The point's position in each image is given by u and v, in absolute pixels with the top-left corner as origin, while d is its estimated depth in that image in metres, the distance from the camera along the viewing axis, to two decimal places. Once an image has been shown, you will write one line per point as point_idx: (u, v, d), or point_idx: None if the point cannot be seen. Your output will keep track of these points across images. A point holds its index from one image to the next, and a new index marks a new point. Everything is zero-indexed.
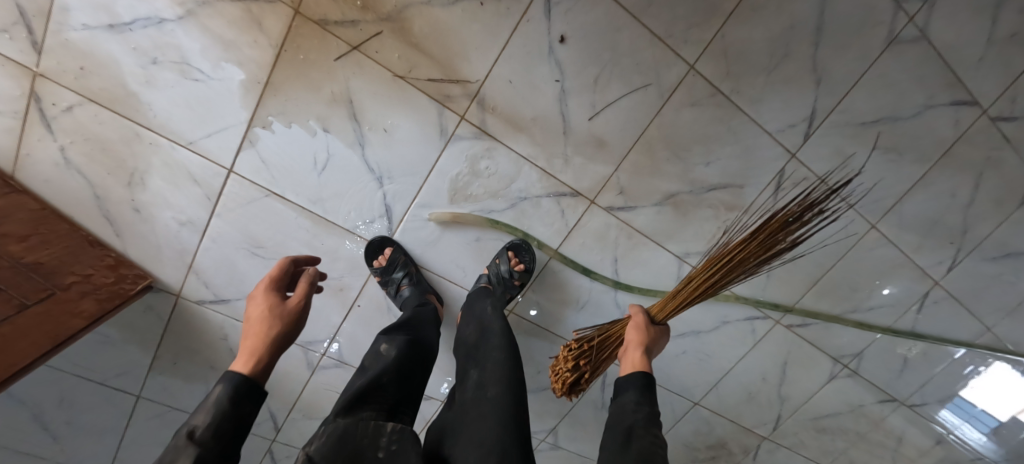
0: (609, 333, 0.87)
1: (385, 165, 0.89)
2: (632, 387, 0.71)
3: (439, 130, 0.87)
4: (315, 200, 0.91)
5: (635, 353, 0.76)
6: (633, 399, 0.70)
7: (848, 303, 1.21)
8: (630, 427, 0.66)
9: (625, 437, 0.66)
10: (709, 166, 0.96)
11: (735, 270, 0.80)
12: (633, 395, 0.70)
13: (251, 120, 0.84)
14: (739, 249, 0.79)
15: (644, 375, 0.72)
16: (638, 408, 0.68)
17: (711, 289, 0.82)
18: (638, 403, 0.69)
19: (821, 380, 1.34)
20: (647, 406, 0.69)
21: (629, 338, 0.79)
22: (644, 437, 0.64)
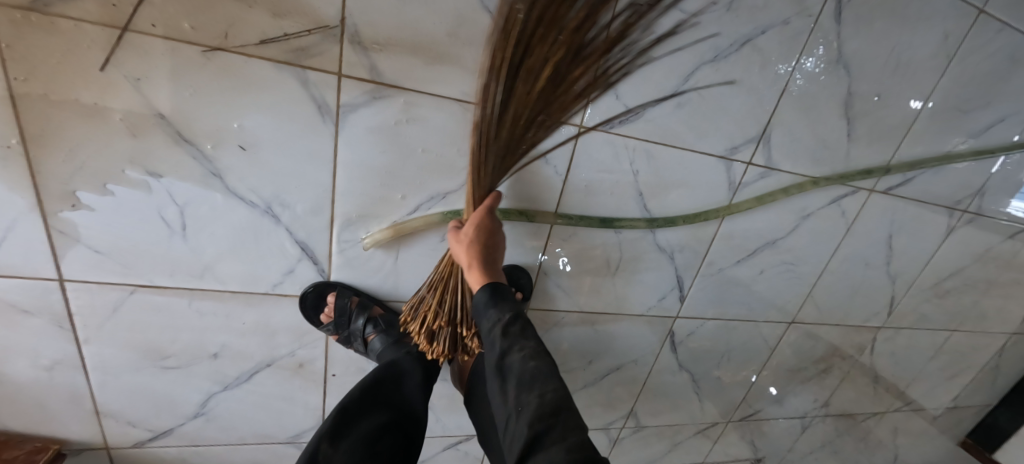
0: (438, 281, 0.64)
1: (267, 189, 0.59)
2: (488, 313, 0.56)
3: (317, 108, 0.56)
4: (198, 274, 0.62)
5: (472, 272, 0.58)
6: (494, 324, 0.55)
7: (959, 132, 0.88)
8: (504, 364, 0.52)
9: (497, 373, 0.53)
10: (732, 13, 0.63)
11: (527, 112, 0.57)
12: (491, 318, 0.55)
13: (39, 200, 0.53)
14: (497, 77, 0.53)
15: (488, 290, 0.56)
16: (500, 327, 0.54)
17: (512, 144, 0.58)
18: (501, 332, 0.54)
19: (937, 238, 1.04)
20: (516, 327, 0.55)
21: (457, 260, 0.59)
22: (522, 369, 0.51)
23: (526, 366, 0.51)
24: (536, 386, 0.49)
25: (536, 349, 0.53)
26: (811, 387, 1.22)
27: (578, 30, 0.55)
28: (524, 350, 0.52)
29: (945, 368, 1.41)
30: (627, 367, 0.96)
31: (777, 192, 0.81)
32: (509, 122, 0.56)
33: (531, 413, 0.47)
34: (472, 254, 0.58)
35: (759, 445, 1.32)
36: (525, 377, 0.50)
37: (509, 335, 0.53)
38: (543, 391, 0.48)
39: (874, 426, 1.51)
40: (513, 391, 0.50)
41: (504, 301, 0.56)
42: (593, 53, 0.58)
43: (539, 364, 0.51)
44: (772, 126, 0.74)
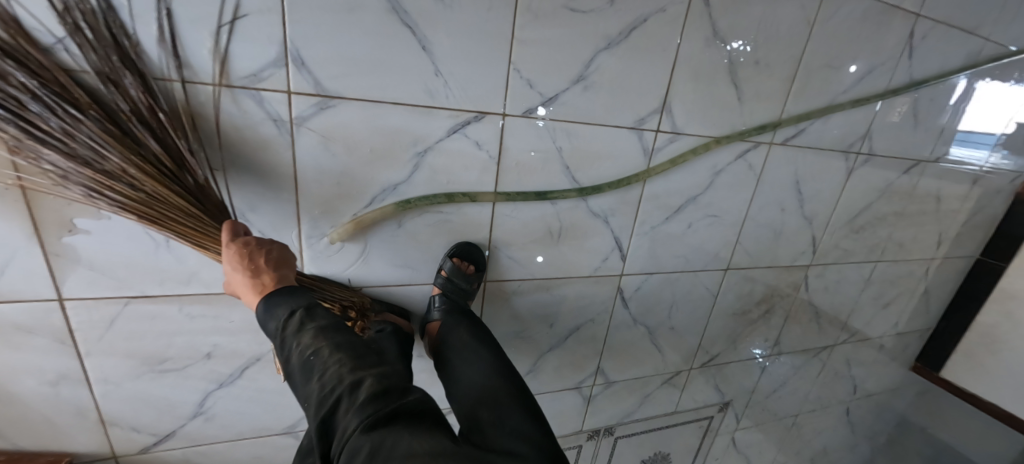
0: None
1: (238, 198, 0.68)
2: (269, 320, 0.59)
3: (273, 123, 0.65)
4: (185, 280, 0.70)
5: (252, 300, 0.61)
6: (274, 330, 0.59)
7: (834, 85, 1.03)
8: (289, 361, 0.58)
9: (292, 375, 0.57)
10: (615, 7, 0.75)
11: (179, 190, 0.59)
12: (274, 327, 0.59)
13: (34, 228, 0.61)
14: (112, 182, 0.56)
15: (264, 303, 0.60)
16: (279, 333, 0.59)
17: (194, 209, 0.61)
18: (279, 336, 0.58)
19: (840, 180, 1.19)
20: (292, 323, 0.59)
21: (241, 296, 0.62)
22: (303, 360, 0.56)
23: (309, 353, 0.57)
24: (318, 375, 0.55)
25: (314, 335, 0.58)
26: (759, 328, 1.36)
27: (128, 133, 0.56)
28: (301, 344, 0.57)
29: (877, 297, 1.58)
30: (586, 326, 1.07)
31: (686, 153, 0.94)
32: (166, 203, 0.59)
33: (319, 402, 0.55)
34: (240, 285, 0.61)
35: (724, 389, 1.45)
36: (306, 368, 0.56)
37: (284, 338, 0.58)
38: (326, 375, 0.55)
39: (827, 361, 1.66)
40: (301, 386, 0.56)
41: (277, 305, 0.60)
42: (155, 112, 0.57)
43: (319, 353, 0.57)
44: (670, 97, 0.87)
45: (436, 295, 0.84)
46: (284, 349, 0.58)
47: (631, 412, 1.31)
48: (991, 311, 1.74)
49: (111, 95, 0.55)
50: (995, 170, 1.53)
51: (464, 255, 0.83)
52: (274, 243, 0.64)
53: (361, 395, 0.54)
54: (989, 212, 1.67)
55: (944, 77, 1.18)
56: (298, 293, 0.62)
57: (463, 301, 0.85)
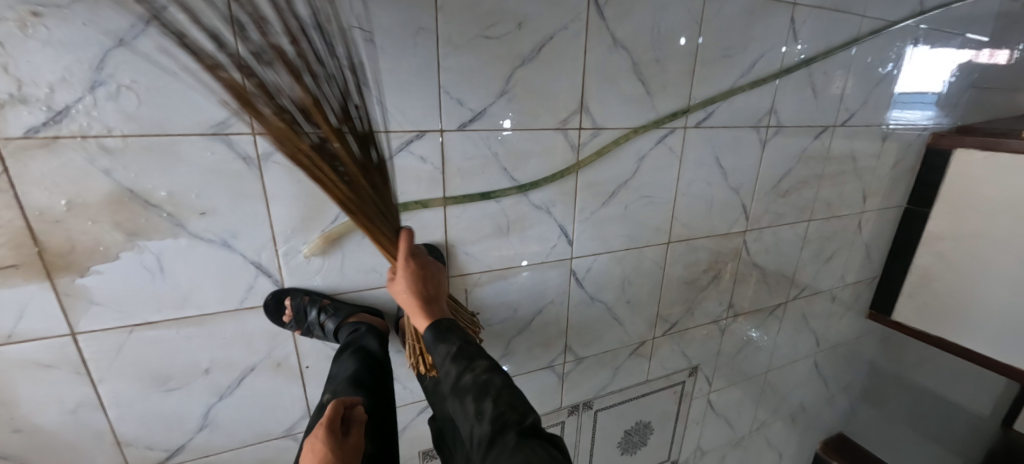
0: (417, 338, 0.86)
1: (220, 227, 0.79)
2: (439, 349, 0.72)
3: (243, 160, 0.77)
4: (181, 304, 0.81)
5: (418, 319, 0.76)
6: (444, 354, 0.72)
7: (732, 71, 1.19)
8: (461, 383, 0.69)
9: (456, 394, 0.69)
10: (523, 30, 0.90)
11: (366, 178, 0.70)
12: (443, 354, 0.72)
13: (49, 272, 0.72)
14: (324, 174, 0.66)
15: (432, 330, 0.74)
16: (451, 355, 0.71)
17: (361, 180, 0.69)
18: (450, 359, 0.71)
19: (756, 152, 1.35)
20: (463, 349, 0.72)
21: (407, 310, 0.78)
22: (475, 383, 0.68)
23: (478, 379, 0.68)
24: (488, 396, 0.66)
25: (483, 364, 0.71)
26: (711, 293, 1.50)
27: (322, 137, 0.64)
28: (474, 370, 0.69)
29: (818, 253, 1.74)
30: (548, 308, 1.19)
31: (609, 145, 1.08)
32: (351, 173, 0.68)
33: (489, 419, 0.65)
34: (414, 304, 0.76)
35: (691, 354, 1.58)
36: (478, 390, 0.67)
37: (460, 363, 0.70)
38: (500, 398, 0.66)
39: (784, 317, 1.81)
40: (470, 405, 0.67)
41: (448, 333, 0.73)
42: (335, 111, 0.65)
43: (491, 382, 0.68)
44: (587, 99, 1.02)
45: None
46: (456, 372, 0.70)
47: (606, 385, 1.43)
48: (924, 253, 1.91)
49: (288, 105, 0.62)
50: (902, 127, 1.72)
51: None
52: (439, 280, 0.81)
53: (523, 422, 0.65)
54: (908, 165, 1.85)
55: (832, 52, 1.36)
56: (450, 323, 0.77)
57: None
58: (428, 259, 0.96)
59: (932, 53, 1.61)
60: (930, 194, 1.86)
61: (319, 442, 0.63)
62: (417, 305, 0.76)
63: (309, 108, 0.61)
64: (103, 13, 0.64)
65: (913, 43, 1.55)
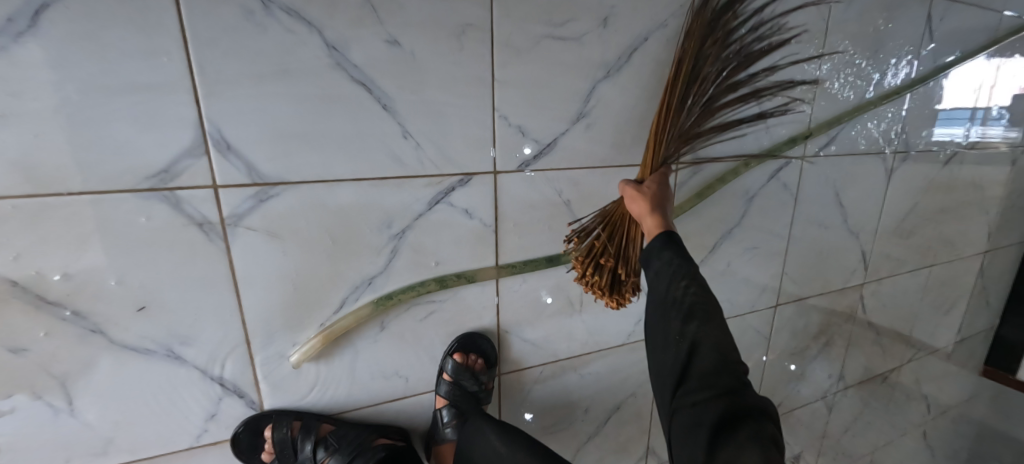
0: (609, 219, 0.64)
1: (161, 331, 0.51)
2: (661, 256, 0.54)
3: (198, 227, 0.50)
4: (104, 448, 0.53)
5: (648, 220, 0.58)
6: (662, 263, 0.54)
7: (860, 82, 0.91)
8: (672, 299, 0.52)
9: (662, 306, 0.53)
10: (608, 28, 0.63)
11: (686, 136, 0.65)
12: (663, 252, 0.54)
13: None
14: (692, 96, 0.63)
15: (666, 237, 0.55)
16: (672, 269, 0.53)
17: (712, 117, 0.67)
18: (668, 274, 0.53)
19: (881, 184, 1.05)
20: (685, 267, 0.52)
21: (634, 199, 0.59)
22: (689, 300, 0.51)
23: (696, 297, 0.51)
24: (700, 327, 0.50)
25: (703, 293, 0.52)
26: (820, 363, 1.17)
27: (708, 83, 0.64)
28: (689, 288, 0.52)
29: (937, 303, 1.40)
30: (628, 402, 0.88)
31: (713, 183, 0.79)
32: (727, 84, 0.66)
33: (688, 350, 0.49)
34: (652, 202, 0.58)
35: (793, 440, 1.24)
36: (690, 312, 0.51)
37: (687, 266, 0.52)
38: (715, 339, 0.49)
39: (896, 383, 1.45)
40: (671, 326, 0.51)
41: (678, 246, 0.54)
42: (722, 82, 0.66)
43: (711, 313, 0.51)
44: None
45: (443, 408, 0.67)
46: (667, 286, 0.53)
47: None
48: None
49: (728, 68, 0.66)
50: None
51: (468, 348, 0.67)
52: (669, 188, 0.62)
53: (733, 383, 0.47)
54: None
55: (970, 57, 1.06)
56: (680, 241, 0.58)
57: (475, 414, 0.66)
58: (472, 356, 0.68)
59: None
60: None
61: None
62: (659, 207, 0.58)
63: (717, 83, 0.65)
64: None
65: None
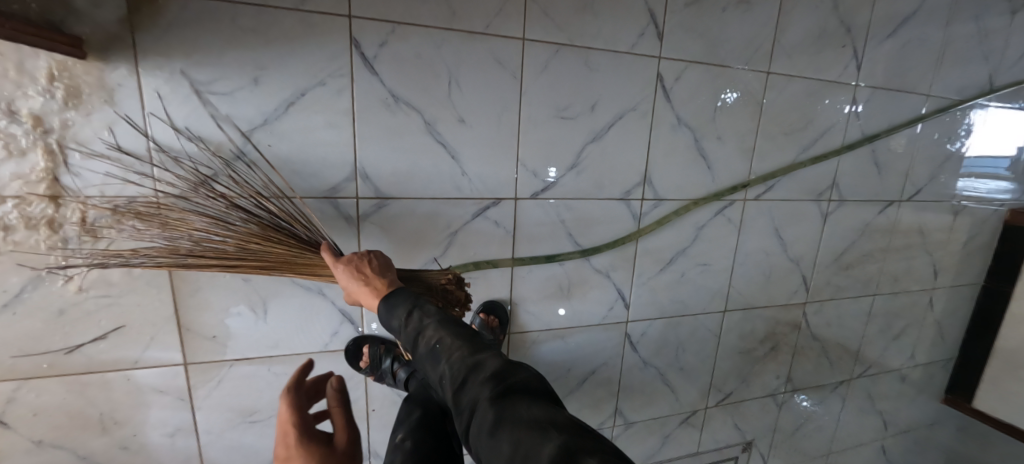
0: None
1: (316, 277, 0.89)
2: (396, 322, 0.67)
3: (345, 219, 0.88)
4: (275, 344, 0.90)
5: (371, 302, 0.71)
6: (399, 326, 0.67)
7: (792, 147, 1.22)
8: (422, 350, 0.63)
9: (423, 362, 0.64)
10: (595, 111, 0.99)
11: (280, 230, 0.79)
12: (399, 320, 0.67)
13: (177, 308, 0.83)
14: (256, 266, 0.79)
15: (384, 305, 0.68)
16: (409, 328, 0.65)
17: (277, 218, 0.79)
18: (405, 332, 0.65)
19: (817, 223, 1.34)
20: (415, 320, 0.66)
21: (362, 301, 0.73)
22: (427, 346, 0.63)
23: (432, 336, 0.63)
24: (445, 357, 0.60)
25: (436, 329, 0.64)
26: (767, 364, 1.45)
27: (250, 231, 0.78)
28: (429, 336, 0.63)
29: (885, 329, 1.64)
30: (601, 369, 1.20)
31: (669, 214, 1.13)
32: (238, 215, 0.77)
33: (451, 381, 0.58)
34: (366, 289, 0.71)
35: (744, 427, 1.52)
36: (435, 353, 0.62)
37: (411, 326, 0.65)
38: (451, 359, 0.60)
39: (847, 396, 1.69)
40: (433, 373, 0.61)
41: (397, 306, 0.67)
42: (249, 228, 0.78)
43: (441, 342, 0.62)
44: (651, 171, 1.08)
45: None
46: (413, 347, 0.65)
47: (654, 453, 1.39)
48: (1009, 335, 1.75)
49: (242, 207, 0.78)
50: (976, 203, 1.65)
51: (491, 311, 1.02)
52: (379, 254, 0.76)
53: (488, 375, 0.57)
54: (984, 240, 1.75)
55: (896, 130, 1.36)
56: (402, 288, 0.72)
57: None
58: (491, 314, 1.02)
59: (1002, 130, 1.57)
60: (1014, 273, 1.72)
61: (294, 431, 0.64)
62: (360, 290, 0.72)
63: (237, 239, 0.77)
64: (254, 98, 0.78)
65: (983, 118, 1.52)
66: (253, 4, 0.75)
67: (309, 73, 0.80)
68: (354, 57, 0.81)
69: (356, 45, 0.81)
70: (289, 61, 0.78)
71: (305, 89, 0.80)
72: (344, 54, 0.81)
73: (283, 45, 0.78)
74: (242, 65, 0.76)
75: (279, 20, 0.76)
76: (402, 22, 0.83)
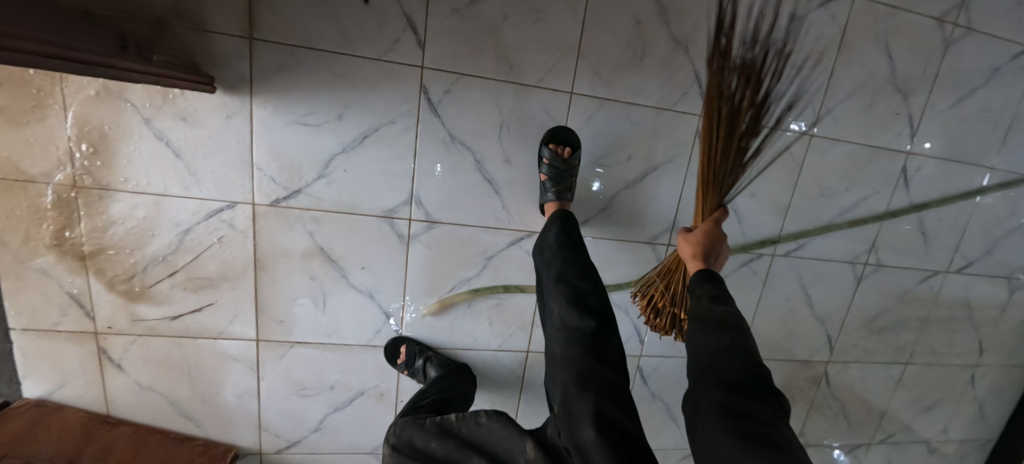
0: (667, 269, 0.97)
1: (369, 282, 1.04)
2: (700, 287, 0.83)
3: (398, 236, 1.02)
4: (329, 333, 1.05)
5: (692, 264, 0.87)
6: (703, 290, 0.82)
7: (830, 209, 1.24)
8: (712, 314, 0.79)
9: (703, 320, 0.79)
10: (631, 160, 1.07)
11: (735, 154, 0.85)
12: (704, 287, 0.83)
13: (256, 294, 1.00)
14: (712, 153, 0.85)
15: (704, 275, 0.84)
16: (712, 295, 0.81)
17: (732, 154, 0.84)
18: (710, 301, 0.80)
19: (850, 286, 1.34)
20: (721, 301, 0.80)
21: (683, 253, 0.89)
22: (720, 315, 0.78)
23: (727, 316, 0.79)
24: (734, 334, 0.77)
25: (731, 310, 0.79)
26: None
27: (735, 119, 0.82)
28: (725, 312, 0.79)
29: (915, 398, 1.59)
30: None
31: None
32: (742, 89, 0.81)
33: (731, 353, 0.75)
34: (695, 250, 0.86)
35: None
36: (726, 327, 0.78)
37: (712, 303, 0.80)
38: (735, 339, 0.76)
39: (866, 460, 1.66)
40: (716, 335, 0.77)
41: (713, 281, 0.83)
42: (751, 108, 0.82)
43: (737, 324, 0.78)
44: (680, 220, 1.14)
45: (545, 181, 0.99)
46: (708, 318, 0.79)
47: None
48: None
49: (740, 96, 0.81)
50: None
51: None
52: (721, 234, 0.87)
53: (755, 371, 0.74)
54: None
55: (949, 201, 1.32)
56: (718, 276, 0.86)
57: (568, 181, 0.97)
58: (563, 144, 0.98)
59: None
60: None
61: None
62: (699, 253, 0.86)
63: (743, 110, 0.82)
64: (336, 130, 0.93)
65: None
66: (344, 53, 0.89)
67: (382, 113, 0.94)
68: (423, 101, 0.94)
69: (424, 90, 0.94)
70: (366, 101, 0.92)
71: (377, 125, 0.94)
72: (413, 98, 0.94)
73: (363, 87, 0.92)
74: (329, 104, 0.91)
75: (362, 67, 0.90)
76: (465, 73, 0.95)
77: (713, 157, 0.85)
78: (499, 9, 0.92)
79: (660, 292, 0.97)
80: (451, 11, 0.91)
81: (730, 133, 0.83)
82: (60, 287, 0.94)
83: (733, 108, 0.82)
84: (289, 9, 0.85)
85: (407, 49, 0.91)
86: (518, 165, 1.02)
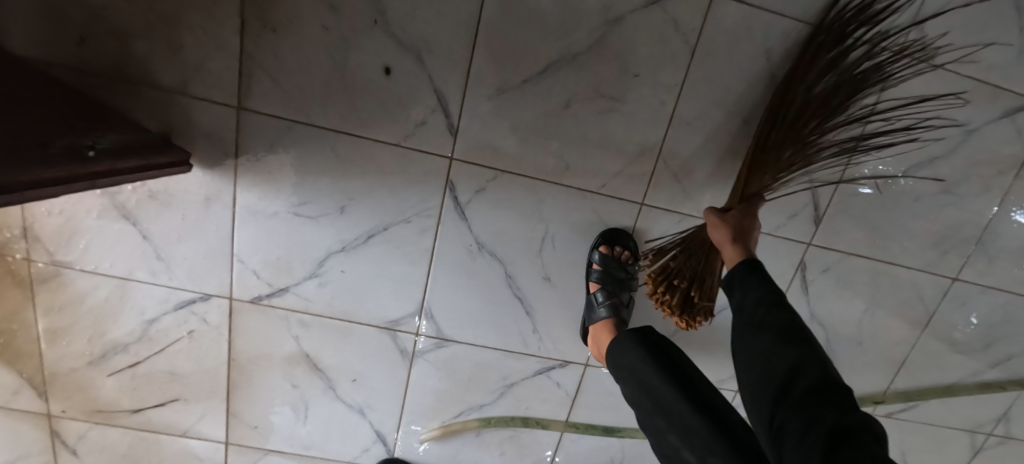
0: (688, 245, 0.75)
1: (361, 396, 0.86)
2: (747, 280, 0.63)
3: (400, 350, 0.83)
4: (309, 445, 0.89)
5: (728, 251, 0.67)
6: (751, 289, 0.62)
7: (958, 368, 0.95)
8: (771, 321, 0.57)
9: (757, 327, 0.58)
10: None
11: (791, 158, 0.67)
12: (757, 291, 0.61)
13: (229, 395, 0.84)
14: (767, 143, 0.68)
15: (748, 266, 0.64)
16: (771, 301, 0.59)
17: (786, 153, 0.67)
18: (768, 305, 0.59)
19: (963, 456, 1.05)
20: (783, 312, 0.58)
21: (718, 236, 0.68)
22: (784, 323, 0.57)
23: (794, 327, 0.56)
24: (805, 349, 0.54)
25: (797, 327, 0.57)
26: None
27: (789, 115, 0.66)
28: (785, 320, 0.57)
29: None
30: None
31: None
32: (830, 83, 0.65)
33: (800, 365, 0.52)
34: (735, 235, 0.67)
35: None
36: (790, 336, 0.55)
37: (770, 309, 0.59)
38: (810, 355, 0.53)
39: None
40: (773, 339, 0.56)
41: (766, 282, 0.62)
42: (825, 118, 0.65)
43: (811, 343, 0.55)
44: None
45: (596, 292, 0.77)
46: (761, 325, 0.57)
47: None
48: None
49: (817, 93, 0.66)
50: None
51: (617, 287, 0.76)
52: (756, 217, 0.69)
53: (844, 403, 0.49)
54: None
55: None
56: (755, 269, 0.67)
57: (624, 292, 0.77)
58: (620, 248, 0.76)
59: None
60: None
61: None
62: (741, 242, 0.66)
63: (815, 114, 0.65)
64: (336, 224, 0.74)
65: None
66: (354, 135, 0.69)
67: (395, 210, 0.74)
68: (447, 199, 0.74)
69: (451, 187, 0.73)
70: (377, 194, 0.73)
71: (387, 224, 0.74)
72: (435, 195, 0.73)
73: (373, 176, 0.72)
74: (331, 194, 0.72)
75: (373, 152, 0.70)
76: (505, 170, 0.73)
77: (761, 136, 0.68)
78: (560, 94, 0.70)
79: (675, 276, 0.73)
80: (497, 92, 0.69)
81: (793, 130, 0.66)
82: (9, 366, 0.80)
83: (814, 92, 0.66)
84: (288, 77, 0.65)
85: (434, 136, 0.70)
86: (558, 283, 0.80)
